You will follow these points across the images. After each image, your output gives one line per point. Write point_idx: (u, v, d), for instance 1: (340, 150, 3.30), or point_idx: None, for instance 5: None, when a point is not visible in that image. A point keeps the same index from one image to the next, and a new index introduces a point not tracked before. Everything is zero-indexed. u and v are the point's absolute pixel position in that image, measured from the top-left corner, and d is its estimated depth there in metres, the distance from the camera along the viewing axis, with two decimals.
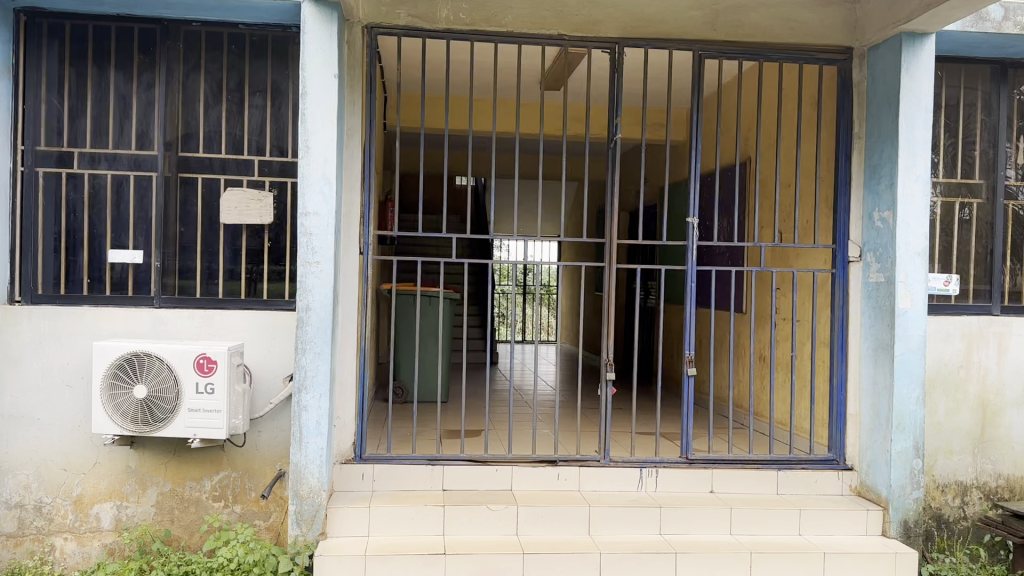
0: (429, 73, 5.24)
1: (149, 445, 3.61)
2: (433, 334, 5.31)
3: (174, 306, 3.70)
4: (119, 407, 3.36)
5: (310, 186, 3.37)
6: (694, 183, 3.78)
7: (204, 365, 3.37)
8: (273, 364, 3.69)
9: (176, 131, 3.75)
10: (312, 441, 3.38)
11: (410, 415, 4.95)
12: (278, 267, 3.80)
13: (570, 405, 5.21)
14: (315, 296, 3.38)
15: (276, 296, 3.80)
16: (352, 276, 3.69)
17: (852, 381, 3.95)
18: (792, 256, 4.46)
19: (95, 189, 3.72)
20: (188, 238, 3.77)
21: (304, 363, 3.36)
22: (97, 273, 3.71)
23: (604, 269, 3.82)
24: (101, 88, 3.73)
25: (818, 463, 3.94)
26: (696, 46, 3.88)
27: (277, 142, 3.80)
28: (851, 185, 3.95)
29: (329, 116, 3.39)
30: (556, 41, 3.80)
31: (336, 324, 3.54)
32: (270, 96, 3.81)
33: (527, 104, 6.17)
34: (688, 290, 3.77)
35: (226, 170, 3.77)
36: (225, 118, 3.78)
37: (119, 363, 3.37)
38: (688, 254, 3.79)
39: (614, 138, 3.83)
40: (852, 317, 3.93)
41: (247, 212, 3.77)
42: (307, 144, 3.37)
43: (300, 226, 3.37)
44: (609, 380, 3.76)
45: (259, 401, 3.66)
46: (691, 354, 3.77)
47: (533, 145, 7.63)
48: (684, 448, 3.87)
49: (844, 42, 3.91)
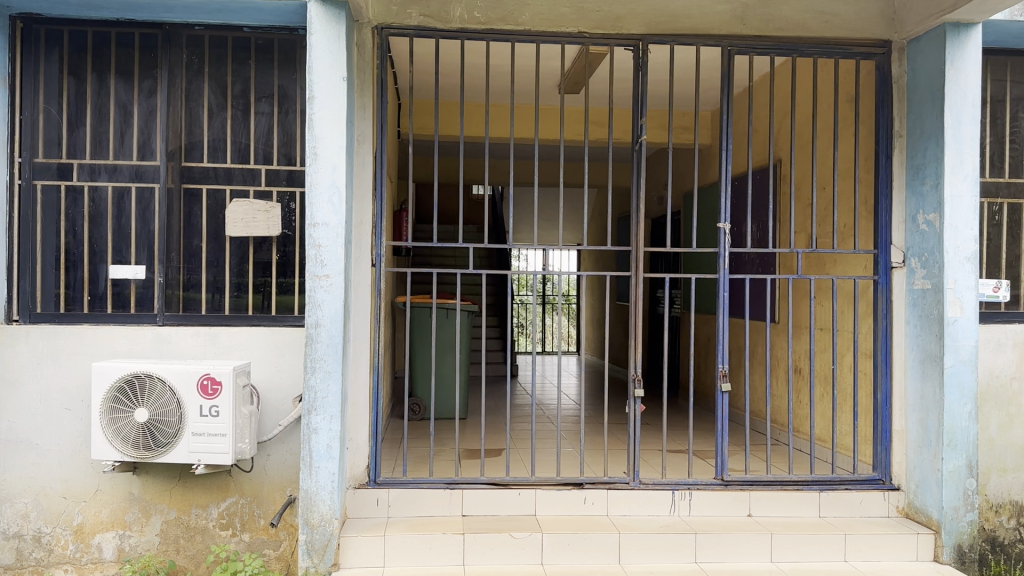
0: (444, 77, 5.06)
1: (152, 471, 3.42)
2: (451, 348, 5.11)
3: (178, 324, 3.52)
4: (120, 431, 3.18)
5: (319, 195, 3.19)
6: (726, 186, 3.56)
7: (209, 387, 3.18)
8: (282, 384, 3.50)
9: (179, 140, 3.58)
10: (323, 466, 3.18)
11: (427, 433, 4.74)
12: (287, 281, 3.61)
13: (594, 422, 4.98)
14: (324, 311, 3.18)
15: (285, 312, 3.60)
16: (364, 289, 3.49)
17: (898, 394, 3.70)
18: (829, 262, 4.22)
19: (96, 202, 3.54)
20: (192, 252, 3.58)
21: (314, 383, 3.17)
22: (98, 290, 3.54)
23: (631, 278, 3.58)
24: (101, 96, 3.56)
25: (862, 483, 3.68)
26: (724, 42, 3.66)
27: (284, 150, 3.62)
28: (893, 186, 3.71)
29: (338, 120, 3.20)
30: (576, 39, 3.59)
31: (348, 341, 3.34)
32: (277, 102, 3.63)
33: (546, 109, 5.98)
34: (721, 299, 3.54)
35: (232, 180, 3.59)
36: (230, 125, 3.61)
37: (119, 386, 3.18)
38: (720, 261, 3.56)
39: (640, 140, 3.61)
40: (896, 326, 3.69)
41: (253, 223, 3.57)
42: (316, 151, 3.19)
43: (308, 237, 3.19)
44: (638, 396, 3.53)
45: (268, 422, 3.47)
46: (725, 368, 3.54)
47: (553, 152, 7.44)
48: (719, 468, 3.63)
49: (882, 36, 3.68)
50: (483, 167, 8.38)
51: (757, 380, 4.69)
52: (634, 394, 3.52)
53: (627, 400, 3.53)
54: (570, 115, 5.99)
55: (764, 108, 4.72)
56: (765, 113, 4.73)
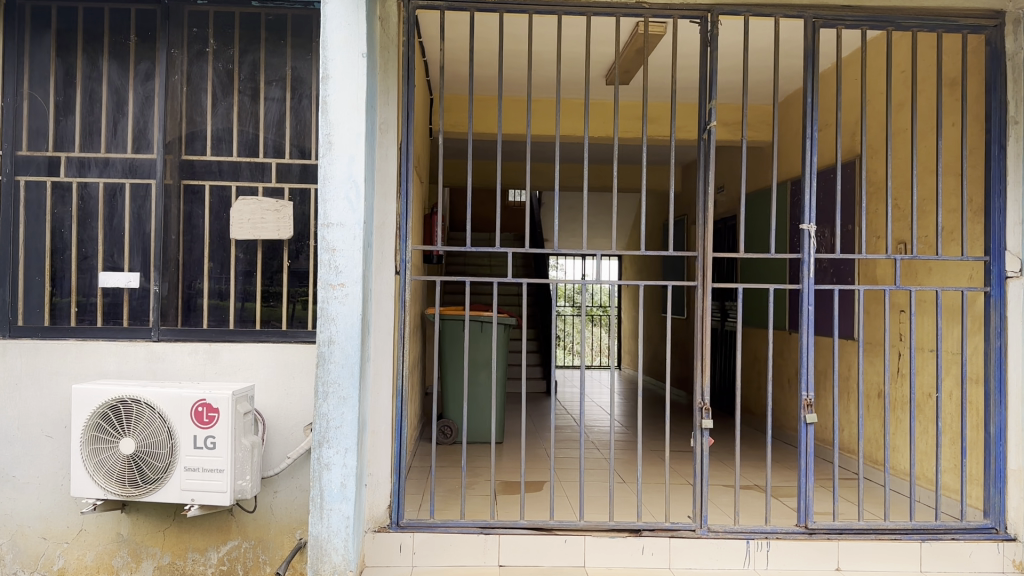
0: (480, 65, 4.61)
1: (143, 510, 2.97)
2: (486, 364, 4.63)
3: (176, 340, 3.07)
4: (103, 465, 2.73)
5: (333, 191, 2.72)
6: (811, 180, 3.03)
7: (204, 414, 2.72)
8: (291, 410, 3.04)
9: (179, 129, 3.15)
10: (335, 508, 2.70)
11: (459, 459, 4.28)
12: (299, 291, 3.14)
13: (647, 454, 4.45)
14: (339, 326, 2.72)
15: (297, 326, 3.13)
16: (387, 300, 3.01)
17: (1014, 427, 3.11)
18: (924, 272, 3.66)
19: (85, 200, 3.12)
20: (192, 257, 3.14)
21: (326, 412, 2.70)
22: (85, 301, 3.10)
23: (697, 288, 3.05)
24: (92, 80, 3.15)
25: (970, 532, 3.09)
26: (808, 12, 3.11)
27: (297, 141, 3.16)
28: (1008, 181, 3.13)
29: (356, 103, 2.73)
30: (634, 9, 3.07)
31: (367, 361, 2.86)
32: (289, 87, 3.17)
33: (594, 103, 5.49)
34: (805, 313, 3.01)
35: (239, 176, 3.14)
36: (236, 113, 3.16)
37: (103, 412, 2.74)
38: (804, 270, 3.03)
39: (709, 127, 3.07)
40: (1014, 347, 3.11)
41: (262, 224, 3.12)
42: (329, 139, 2.73)
43: (321, 240, 2.72)
44: (706, 428, 2.99)
45: (275, 455, 3.01)
46: (810, 395, 3.00)
47: (598, 152, 6.94)
48: (801, 514, 3.08)
49: (995, 4, 3.09)
50: (521, 170, 7.92)
51: (847, 411, 4.11)
52: (701, 424, 2.98)
53: (693, 432, 3.00)
54: (622, 110, 5.50)
55: (853, 96, 4.15)
56: (853, 102, 4.16)
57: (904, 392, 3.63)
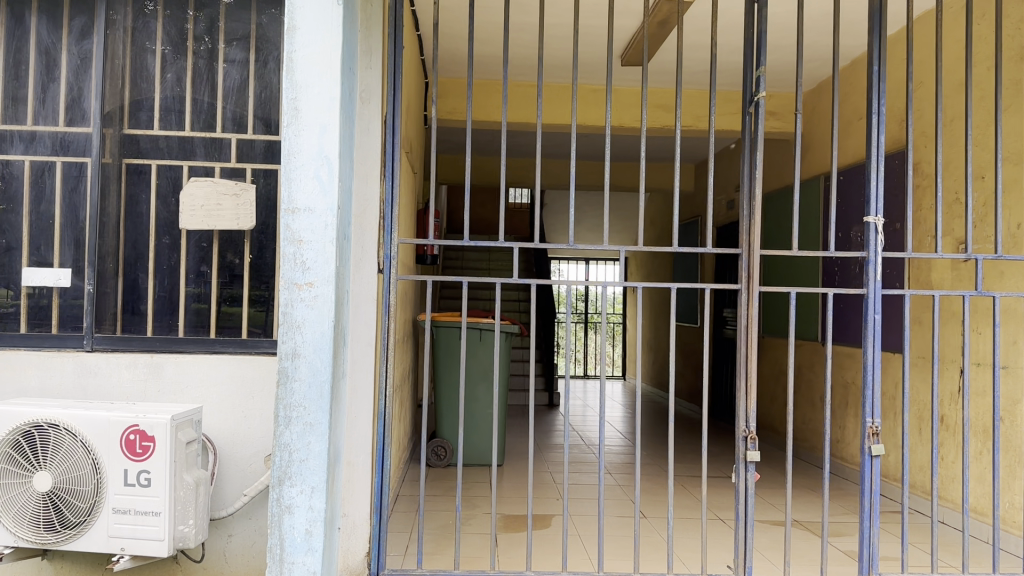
0: (482, 41, 4.13)
1: (70, 556, 2.44)
2: (486, 377, 4.14)
3: (112, 351, 2.55)
4: (11, 506, 2.19)
5: (300, 168, 2.20)
6: (878, 166, 2.53)
7: (136, 443, 2.20)
8: (248, 438, 2.52)
9: (121, 97, 2.63)
10: (298, 562, 2.16)
11: (453, 485, 3.77)
12: (262, 291, 2.62)
13: (667, 481, 3.93)
14: (305, 336, 2.19)
15: (258, 334, 2.61)
16: (367, 305, 2.50)
17: None
18: (997, 276, 3.15)
19: (7, 181, 2.60)
20: (135, 250, 2.62)
21: (288, 441, 2.17)
22: (5, 302, 2.58)
23: (740, 292, 2.54)
24: (17, 37, 2.62)
25: None
26: None
27: (261, 111, 2.64)
28: None
29: (327, 61, 2.21)
30: None
31: (342, 378, 2.33)
32: (253, 46, 2.65)
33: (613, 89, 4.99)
34: (870, 324, 2.51)
35: (192, 154, 2.63)
36: (189, 79, 2.64)
37: (13, 439, 2.20)
38: (869, 272, 2.53)
39: (755, 99, 2.55)
40: None
41: (218, 211, 2.61)
42: (295, 105, 2.21)
43: (284, 229, 2.20)
44: (752, 461, 2.46)
45: (228, 492, 2.50)
46: (875, 423, 2.50)
47: (606, 146, 6.44)
48: (864, 565, 2.52)
49: None
50: (525, 166, 7.40)
51: (915, 439, 3.57)
52: (745, 457, 2.44)
53: (735, 465, 2.47)
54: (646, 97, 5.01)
55: (923, 77, 3.63)
56: (924, 79, 3.63)
57: (983, 417, 3.11)
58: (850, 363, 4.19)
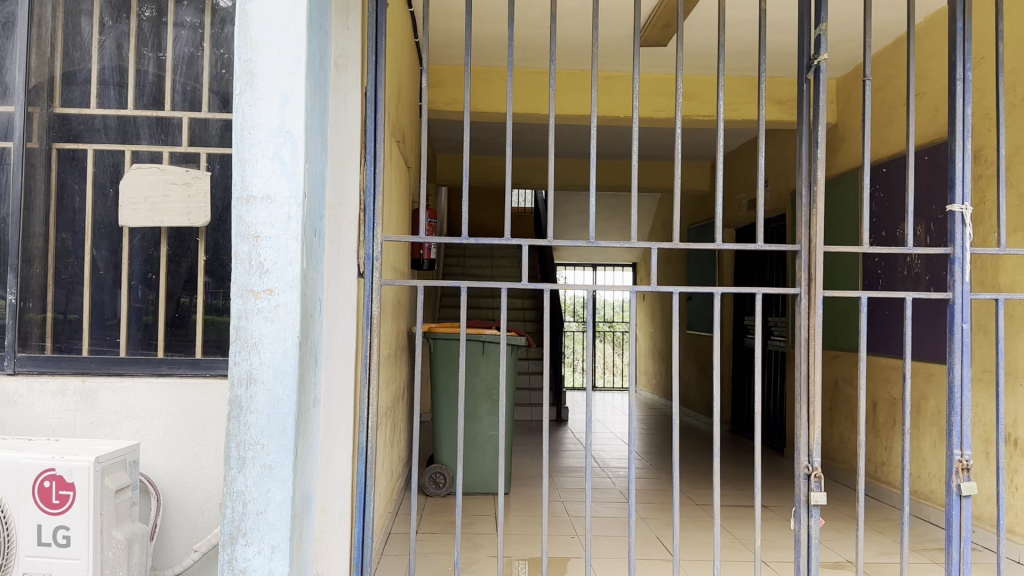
0: (486, 21, 3.69)
1: None
2: (490, 396, 3.70)
3: (38, 374, 2.10)
4: None
5: (256, 147, 1.76)
6: (963, 140, 2.08)
7: (52, 492, 1.74)
8: (200, 481, 2.09)
9: (51, 68, 2.19)
10: None
11: (454, 518, 3.33)
12: (220, 300, 2.19)
13: (695, 513, 3.48)
14: (263, 355, 1.75)
15: (215, 351, 2.17)
16: (344, 315, 2.06)
17: None
18: None
19: None
20: (69, 253, 2.18)
21: (242, 489, 1.73)
22: None
23: (798, 297, 2.09)
24: None
25: None
26: None
27: (219, 84, 2.21)
28: None
29: (289, 15, 1.77)
30: None
31: (312, 407, 1.89)
32: (209, 7, 2.22)
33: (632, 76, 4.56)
34: (956, 334, 2.06)
35: (136, 137, 2.20)
36: (133, 46, 2.22)
37: None
38: (954, 272, 2.09)
39: (815, 65, 2.10)
40: None
41: (167, 205, 2.17)
42: (250, 68, 1.76)
43: (236, 222, 1.76)
44: (816, 504, 2.02)
45: (177, 549, 2.08)
46: (967, 456, 2.05)
47: (619, 141, 6.00)
48: None
49: None
50: (531, 165, 6.96)
51: (978, 464, 3.12)
52: (809, 498, 2.00)
53: (795, 508, 2.03)
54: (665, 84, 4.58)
55: (980, 52, 3.17)
56: (986, 52, 3.15)
57: None
58: (890, 376, 3.76)
